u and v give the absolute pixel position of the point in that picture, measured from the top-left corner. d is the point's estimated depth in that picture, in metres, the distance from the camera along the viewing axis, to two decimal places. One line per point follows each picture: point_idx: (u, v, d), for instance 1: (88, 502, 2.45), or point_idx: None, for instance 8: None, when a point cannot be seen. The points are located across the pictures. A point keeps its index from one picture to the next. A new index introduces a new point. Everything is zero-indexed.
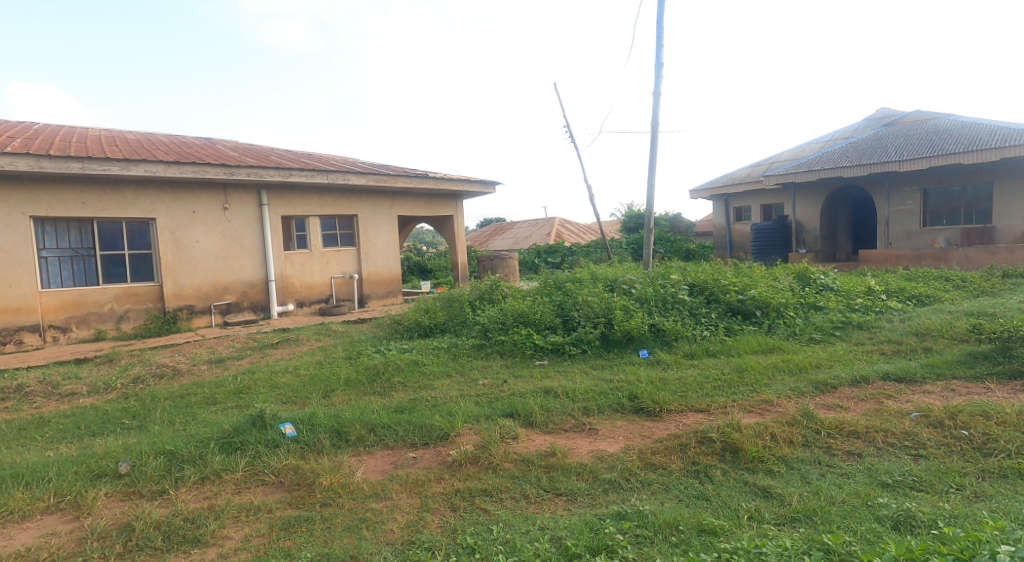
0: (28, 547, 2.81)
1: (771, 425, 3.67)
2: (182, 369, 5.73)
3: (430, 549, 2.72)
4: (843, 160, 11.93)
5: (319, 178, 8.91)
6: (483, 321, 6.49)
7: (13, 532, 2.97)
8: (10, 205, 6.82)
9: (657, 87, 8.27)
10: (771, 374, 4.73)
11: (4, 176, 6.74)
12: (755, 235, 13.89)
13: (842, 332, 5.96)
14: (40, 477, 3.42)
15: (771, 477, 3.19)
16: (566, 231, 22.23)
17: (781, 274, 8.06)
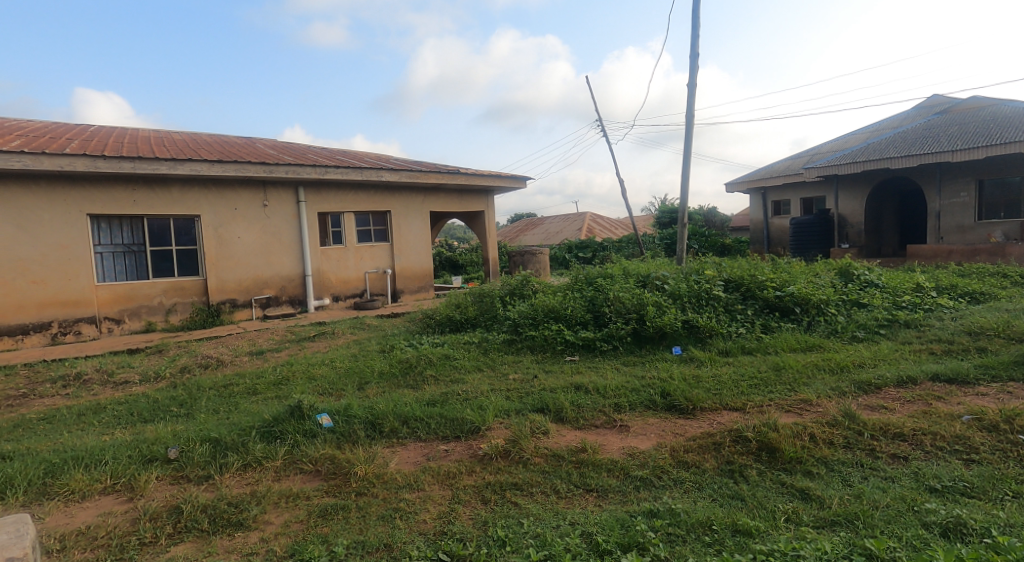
0: (88, 525, 2.98)
1: (810, 426, 3.63)
2: (225, 360, 5.95)
3: (462, 540, 2.79)
4: (890, 151, 11.54)
5: (355, 175, 9.09)
6: (514, 316, 6.54)
7: (74, 511, 3.15)
8: (68, 204, 7.18)
9: (692, 80, 8.15)
10: (811, 373, 4.65)
11: (63, 175, 7.09)
12: (794, 230, 13.65)
13: (887, 330, 5.81)
14: (98, 460, 3.61)
15: (809, 478, 3.16)
16: (598, 226, 22.09)
17: (823, 270, 7.88)
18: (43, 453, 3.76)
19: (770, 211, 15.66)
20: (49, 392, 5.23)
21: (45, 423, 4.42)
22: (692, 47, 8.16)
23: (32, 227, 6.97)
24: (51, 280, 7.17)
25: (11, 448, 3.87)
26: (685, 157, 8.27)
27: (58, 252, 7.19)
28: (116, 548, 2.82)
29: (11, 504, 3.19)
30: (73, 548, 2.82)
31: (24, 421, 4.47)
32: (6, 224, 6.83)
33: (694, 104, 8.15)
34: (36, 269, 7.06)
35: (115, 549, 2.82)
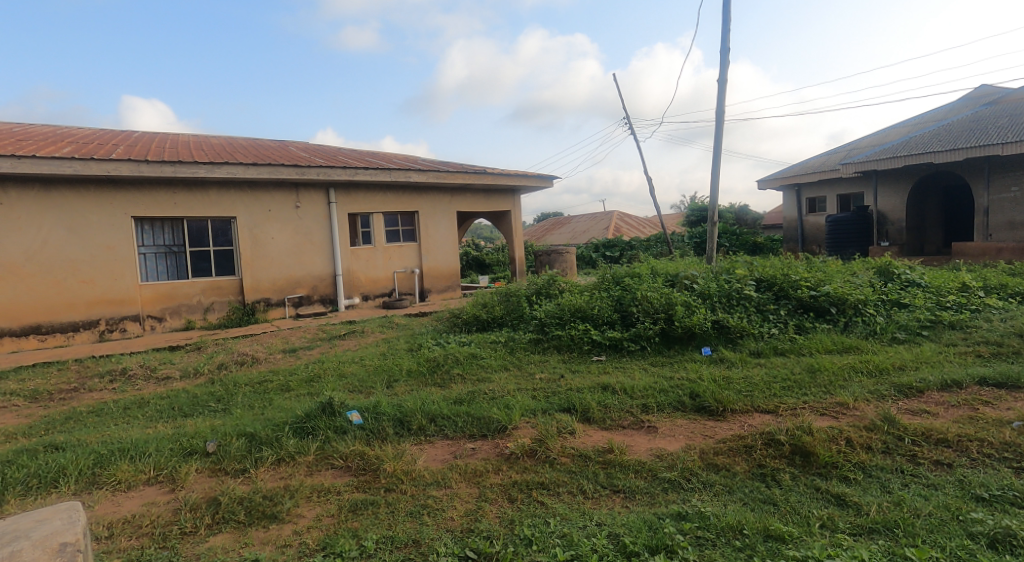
0: (133, 514, 3.12)
1: (847, 430, 3.57)
2: (260, 357, 6.12)
3: (489, 538, 2.84)
4: (933, 145, 11.21)
5: (385, 176, 9.23)
6: (540, 316, 6.56)
7: (121, 499, 3.30)
8: (114, 206, 7.46)
9: (722, 77, 8.04)
10: (847, 376, 4.57)
11: (109, 179, 7.38)
12: (830, 228, 13.41)
13: (930, 332, 5.68)
14: (142, 451, 3.76)
15: (846, 484, 3.12)
16: (625, 225, 21.94)
17: (861, 268, 7.71)
18: (91, 444, 3.93)
19: (805, 209, 15.37)
20: (97, 386, 5.45)
21: (93, 416, 4.61)
22: (722, 42, 8.05)
23: (80, 229, 7.27)
24: (99, 280, 7.47)
25: (61, 439, 4.06)
26: (716, 155, 8.18)
27: (105, 252, 7.48)
28: (159, 536, 2.94)
29: (63, 492, 3.36)
30: (120, 536, 2.95)
31: (73, 414, 4.67)
32: (57, 226, 7.14)
33: (724, 101, 8.04)
34: (85, 269, 7.36)
35: (158, 537, 2.94)
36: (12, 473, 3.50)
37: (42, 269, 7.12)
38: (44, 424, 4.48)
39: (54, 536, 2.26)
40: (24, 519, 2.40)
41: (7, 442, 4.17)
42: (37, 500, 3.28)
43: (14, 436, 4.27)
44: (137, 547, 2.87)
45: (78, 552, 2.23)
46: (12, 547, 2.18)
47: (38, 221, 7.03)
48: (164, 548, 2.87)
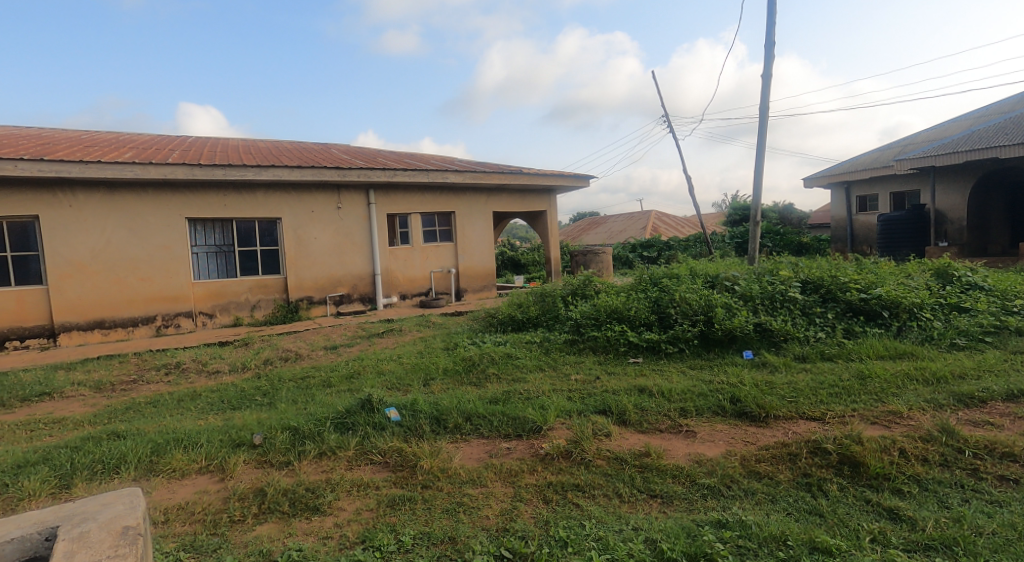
0: (186, 501, 3.27)
1: (900, 440, 3.46)
2: (303, 354, 6.30)
3: (524, 538, 2.86)
4: (998, 139, 10.67)
5: (423, 177, 9.35)
6: (576, 316, 6.55)
7: (175, 487, 3.46)
8: (170, 208, 7.80)
9: (766, 73, 7.87)
10: (901, 383, 4.43)
11: (165, 182, 7.71)
12: (883, 227, 13.04)
13: (994, 338, 5.44)
14: (194, 442, 3.93)
15: (899, 497, 3.03)
16: (663, 225, 21.65)
17: (917, 270, 7.44)
18: (149, 434, 4.13)
19: (855, 207, 14.90)
20: (154, 378, 5.71)
21: (150, 407, 4.84)
22: (767, 37, 7.85)
23: (139, 229, 7.63)
24: (156, 278, 7.82)
25: (122, 427, 4.27)
26: (759, 154, 8.00)
27: (161, 252, 7.83)
28: (210, 523, 3.07)
29: (125, 477, 3.54)
30: (174, 521, 3.09)
31: (133, 404, 4.91)
32: (119, 227, 7.52)
33: (768, 98, 7.86)
34: (143, 268, 7.72)
35: (209, 524, 3.07)
36: (79, 458, 3.71)
37: (105, 268, 7.51)
38: (107, 413, 4.73)
39: (118, 519, 2.39)
40: (89, 502, 2.55)
41: (73, 429, 4.41)
42: (100, 484, 3.47)
43: (79, 424, 4.51)
44: (190, 532, 3.00)
45: (139, 534, 2.35)
46: (80, 529, 2.32)
47: (102, 222, 7.41)
48: (214, 534, 2.99)
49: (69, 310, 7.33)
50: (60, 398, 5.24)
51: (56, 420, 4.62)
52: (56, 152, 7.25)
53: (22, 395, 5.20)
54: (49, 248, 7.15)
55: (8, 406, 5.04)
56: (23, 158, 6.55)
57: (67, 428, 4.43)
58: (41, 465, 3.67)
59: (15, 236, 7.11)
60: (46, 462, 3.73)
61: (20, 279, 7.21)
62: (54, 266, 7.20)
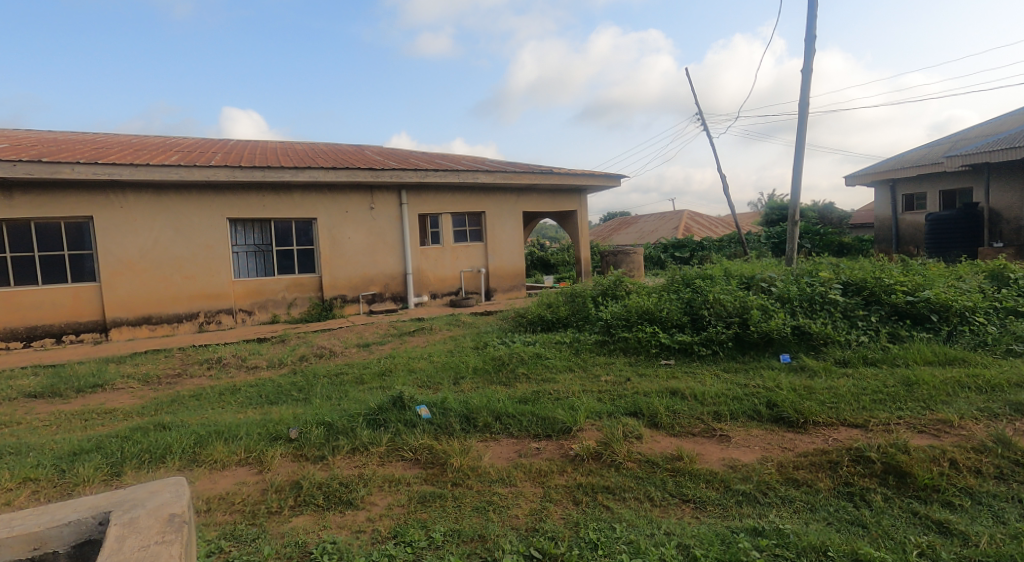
0: (227, 492, 3.36)
1: (950, 450, 3.33)
2: (337, 351, 6.40)
3: (554, 538, 2.85)
4: None
5: (454, 178, 9.40)
6: (606, 317, 6.48)
7: (217, 477, 3.55)
8: (213, 209, 8.02)
9: (806, 68, 7.68)
10: (951, 391, 4.26)
11: (208, 184, 7.94)
12: (932, 227, 12.65)
13: None
14: (234, 434, 4.02)
15: (950, 510, 2.91)
16: (696, 225, 21.32)
17: (969, 271, 7.15)
18: (192, 426, 4.24)
19: (901, 207, 14.43)
20: (197, 372, 5.88)
21: (193, 400, 4.98)
22: (807, 32, 7.65)
23: (184, 229, 7.87)
24: (199, 276, 8.05)
25: (167, 419, 4.40)
26: (798, 151, 7.80)
27: (204, 251, 8.05)
28: (249, 514, 3.14)
29: (170, 467, 3.65)
30: (216, 511, 3.17)
31: (177, 397, 5.06)
32: (165, 227, 7.77)
33: (807, 93, 7.67)
34: (187, 266, 7.96)
35: (248, 514, 3.14)
36: (128, 448, 3.84)
37: (153, 266, 7.77)
38: (153, 405, 4.89)
39: (164, 506, 2.47)
40: (138, 490, 2.63)
41: (122, 420, 4.58)
42: (147, 473, 3.58)
43: (128, 415, 4.68)
44: (230, 522, 3.08)
45: (184, 521, 2.42)
46: (130, 515, 2.41)
47: (150, 222, 7.68)
48: (253, 524, 3.06)
49: (120, 307, 7.62)
50: (111, 390, 5.44)
51: (107, 410, 4.80)
52: (108, 156, 7.55)
53: (76, 386, 5.42)
54: (102, 247, 7.45)
55: (63, 397, 5.26)
56: (78, 161, 6.86)
57: (117, 419, 4.60)
58: (94, 453, 3.82)
59: (71, 236, 7.42)
60: (98, 451, 3.87)
61: (75, 277, 7.52)
62: (105, 265, 7.49)
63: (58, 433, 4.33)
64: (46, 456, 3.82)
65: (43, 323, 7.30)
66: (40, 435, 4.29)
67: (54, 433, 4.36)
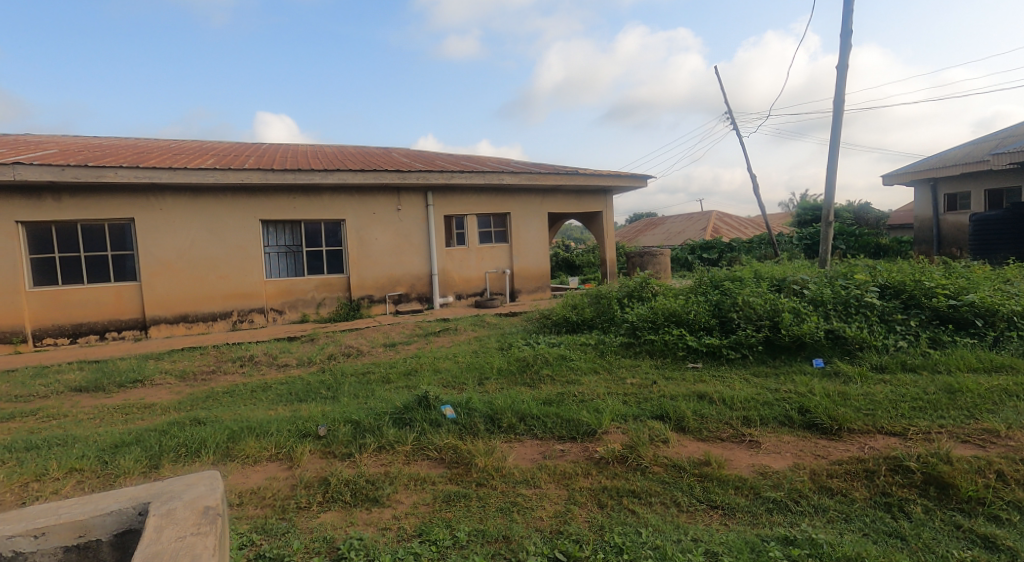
0: (259, 486, 3.40)
1: (995, 461, 3.20)
2: (364, 350, 6.46)
3: (578, 542, 2.81)
4: None
5: (479, 179, 9.41)
6: (632, 318, 6.40)
7: (248, 472, 3.61)
8: (246, 211, 8.17)
9: (841, 64, 7.48)
10: (996, 399, 4.09)
11: (242, 187, 8.10)
12: (976, 227, 12.20)
13: None
14: (265, 430, 4.08)
15: (995, 524, 2.79)
16: (725, 225, 20.98)
17: (1016, 274, 6.87)
18: (226, 421, 4.32)
19: (942, 207, 13.97)
20: (230, 369, 6.00)
21: (226, 396, 5.08)
22: (843, 27, 7.46)
23: (219, 230, 8.04)
24: (232, 276, 8.21)
25: (202, 414, 4.49)
26: (833, 150, 7.61)
27: (238, 252, 8.20)
28: (279, 508, 3.18)
29: (204, 461, 3.72)
30: (248, 505, 3.22)
31: (211, 393, 5.16)
32: (201, 228, 7.94)
33: (842, 90, 7.47)
34: (222, 266, 8.13)
35: (278, 509, 3.17)
36: (166, 441, 3.92)
37: (190, 266, 7.95)
38: (189, 400, 4.99)
39: (200, 498, 2.50)
40: (175, 482, 2.67)
41: (160, 414, 4.69)
42: (184, 466, 3.66)
43: (166, 409, 4.78)
44: (261, 516, 3.12)
45: (219, 513, 2.45)
46: (167, 506, 2.45)
47: (187, 223, 7.86)
48: (283, 519, 3.09)
49: (158, 305, 7.81)
50: (149, 385, 5.58)
51: (146, 405, 4.92)
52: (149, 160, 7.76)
53: (117, 381, 5.58)
54: (142, 248, 7.65)
55: (105, 391, 5.41)
56: (121, 166, 7.07)
57: (155, 414, 4.71)
58: (134, 446, 3.91)
59: (114, 237, 7.65)
60: (138, 444, 3.97)
61: (117, 276, 7.74)
62: (145, 264, 7.70)
63: (100, 426, 4.45)
64: (89, 447, 3.93)
65: (87, 320, 7.54)
66: (84, 428, 4.42)
67: (97, 425, 4.49)
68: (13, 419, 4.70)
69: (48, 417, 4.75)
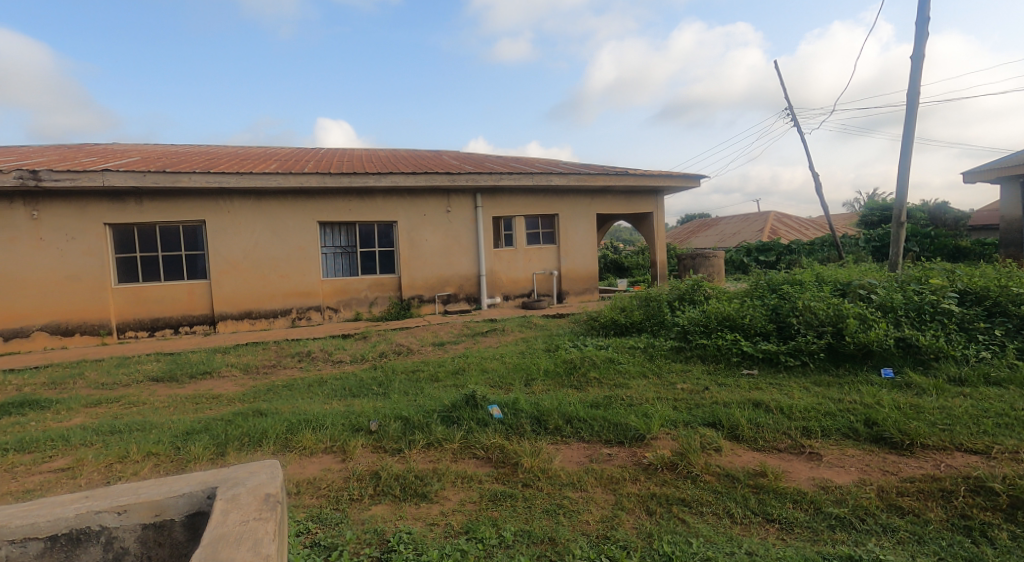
0: (314, 477, 3.47)
1: None
2: (414, 349, 6.53)
3: (626, 548, 2.73)
4: None
5: (528, 180, 9.36)
6: (683, 322, 6.22)
7: (305, 463, 3.68)
8: (306, 213, 8.41)
9: (916, 55, 7.05)
10: None
11: (301, 191, 8.34)
12: None
13: None
14: (320, 423, 4.15)
15: None
16: (783, 226, 20.26)
17: None
18: (286, 413, 4.43)
19: None
20: (289, 363, 6.17)
21: (285, 389, 5.22)
22: (918, 15, 7.03)
23: (281, 231, 8.30)
24: (292, 275, 8.45)
25: (264, 406, 4.62)
26: (905, 146, 7.19)
27: (297, 252, 8.45)
28: (333, 499, 3.22)
29: (266, 450, 3.82)
30: (304, 494, 3.28)
31: (272, 386, 5.31)
32: (264, 230, 8.22)
33: (917, 83, 7.04)
34: (282, 266, 8.38)
35: (332, 499, 3.22)
36: (231, 430, 4.05)
37: (254, 266, 8.24)
38: (252, 392, 5.16)
39: (262, 486, 2.54)
40: (240, 469, 2.72)
41: (226, 405, 4.86)
42: (247, 455, 3.77)
43: (231, 401, 4.96)
44: (317, 505, 3.17)
45: (279, 501, 2.48)
46: (232, 492, 2.49)
47: (252, 225, 8.15)
48: (336, 509, 3.13)
49: (226, 302, 8.13)
50: (217, 377, 5.80)
51: (213, 396, 5.11)
52: (219, 166, 8.12)
53: (189, 372, 5.83)
54: (212, 248, 7.99)
55: (178, 381, 5.67)
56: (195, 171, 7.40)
57: (222, 404, 4.89)
58: (204, 434, 4.06)
59: (187, 238, 8.03)
60: (207, 431, 4.12)
61: (189, 274, 8.11)
62: (214, 264, 8.03)
63: (174, 414, 4.65)
64: (164, 433, 4.11)
65: (162, 316, 7.92)
66: (159, 415, 4.63)
67: (170, 413, 4.70)
68: (97, 405, 4.99)
69: (128, 404, 5.00)
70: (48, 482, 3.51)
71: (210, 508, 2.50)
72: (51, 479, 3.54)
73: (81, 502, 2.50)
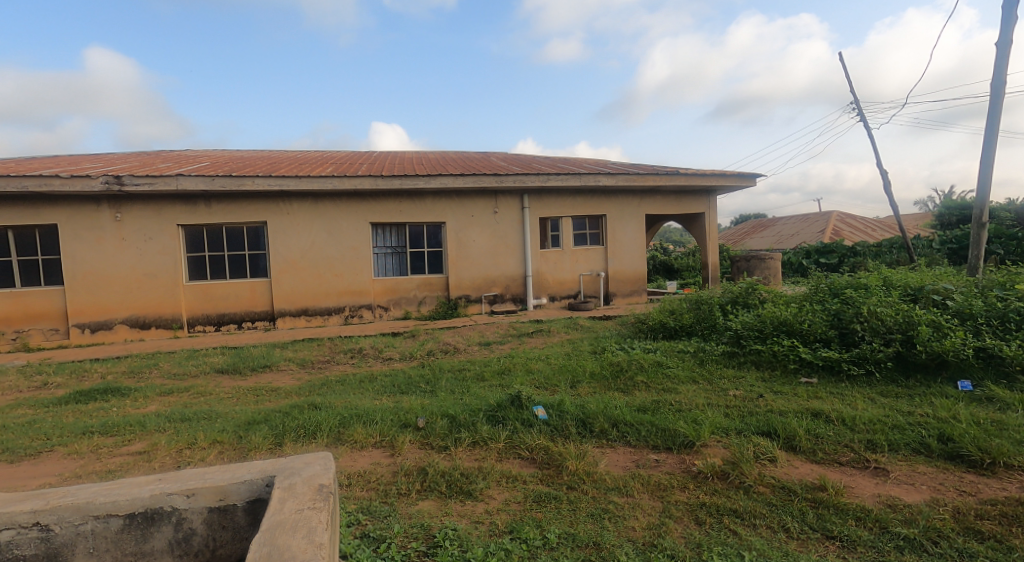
0: (364, 470, 3.49)
1: None
2: (461, 348, 6.53)
3: (674, 558, 2.62)
4: None
5: (577, 181, 9.25)
6: (737, 327, 5.99)
7: (355, 456, 3.71)
8: (359, 214, 8.57)
9: (1001, 45, 6.58)
10: None
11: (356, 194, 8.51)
12: None
13: None
14: (370, 418, 4.19)
15: None
16: (846, 227, 19.37)
17: None
18: (338, 407, 4.49)
19: None
20: (342, 359, 6.28)
21: (338, 384, 5.30)
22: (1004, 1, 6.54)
23: (335, 231, 8.48)
24: (345, 274, 8.62)
25: (318, 400, 4.70)
26: (988, 143, 6.71)
27: (351, 252, 8.61)
28: (382, 492, 3.23)
29: (320, 442, 3.88)
30: (355, 486, 3.31)
31: (326, 381, 5.42)
32: (320, 230, 8.42)
33: (1002, 74, 6.56)
34: (336, 265, 8.56)
35: (381, 492, 3.23)
36: (288, 422, 4.13)
37: (311, 265, 8.44)
38: (308, 386, 5.26)
39: (316, 477, 2.56)
40: (296, 459, 2.75)
41: (283, 397, 4.98)
42: (303, 446, 3.83)
43: (289, 393, 5.07)
44: (366, 498, 3.19)
45: (332, 492, 2.48)
46: (289, 481, 2.52)
47: (309, 225, 8.36)
48: (385, 502, 3.14)
49: (285, 300, 8.36)
50: (276, 370, 5.96)
51: (272, 388, 5.24)
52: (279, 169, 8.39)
53: (250, 365, 6.01)
54: (272, 247, 8.23)
55: (241, 373, 5.86)
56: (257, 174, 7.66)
57: (280, 396, 5.01)
58: (263, 424, 4.16)
59: (250, 238, 8.30)
60: (266, 422, 4.21)
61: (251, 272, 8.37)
62: (274, 263, 8.27)
63: (236, 405, 4.79)
64: (227, 423, 4.24)
65: (227, 312, 8.20)
66: (223, 405, 4.79)
67: (233, 403, 4.85)
68: (169, 394, 5.20)
69: (196, 393, 5.19)
70: (126, 464, 3.67)
71: (269, 496, 2.54)
72: (129, 461, 3.70)
73: (155, 483, 2.57)
